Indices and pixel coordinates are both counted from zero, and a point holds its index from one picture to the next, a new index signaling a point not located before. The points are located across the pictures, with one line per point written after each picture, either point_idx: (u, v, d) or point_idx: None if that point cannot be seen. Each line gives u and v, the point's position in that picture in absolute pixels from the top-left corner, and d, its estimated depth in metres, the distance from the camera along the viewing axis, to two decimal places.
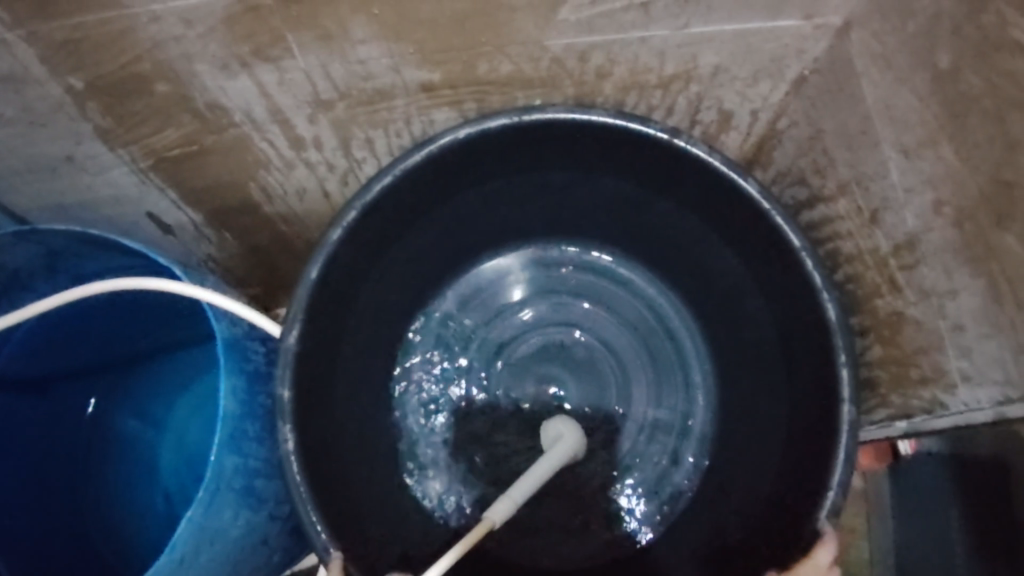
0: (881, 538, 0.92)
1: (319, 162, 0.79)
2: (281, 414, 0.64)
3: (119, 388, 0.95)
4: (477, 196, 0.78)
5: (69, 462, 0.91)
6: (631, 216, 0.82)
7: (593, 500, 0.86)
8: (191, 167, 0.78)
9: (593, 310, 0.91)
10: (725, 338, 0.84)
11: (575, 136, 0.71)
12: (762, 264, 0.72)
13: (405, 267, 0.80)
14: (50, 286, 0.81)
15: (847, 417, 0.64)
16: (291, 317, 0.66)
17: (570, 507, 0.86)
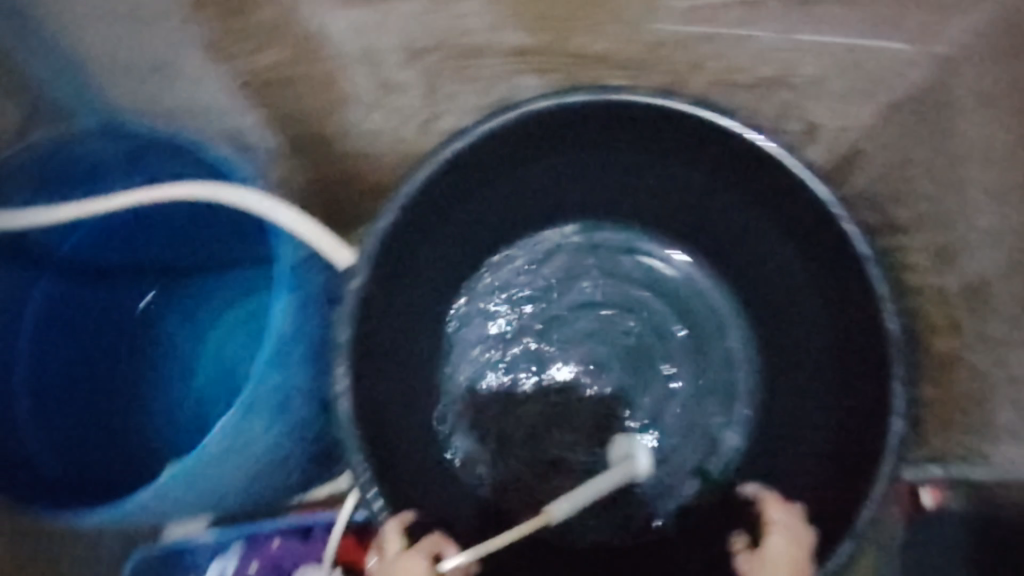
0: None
1: (402, 108, 0.80)
2: (338, 356, 0.67)
3: (172, 287, 0.94)
4: (550, 166, 0.79)
5: (114, 352, 0.92)
6: (702, 208, 0.81)
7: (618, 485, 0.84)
8: (281, 92, 0.80)
9: (646, 297, 0.89)
10: (776, 347, 0.83)
11: (663, 121, 0.71)
12: (829, 273, 0.72)
13: (468, 227, 0.80)
14: (125, 180, 0.82)
15: (896, 433, 0.64)
16: (359, 263, 0.68)
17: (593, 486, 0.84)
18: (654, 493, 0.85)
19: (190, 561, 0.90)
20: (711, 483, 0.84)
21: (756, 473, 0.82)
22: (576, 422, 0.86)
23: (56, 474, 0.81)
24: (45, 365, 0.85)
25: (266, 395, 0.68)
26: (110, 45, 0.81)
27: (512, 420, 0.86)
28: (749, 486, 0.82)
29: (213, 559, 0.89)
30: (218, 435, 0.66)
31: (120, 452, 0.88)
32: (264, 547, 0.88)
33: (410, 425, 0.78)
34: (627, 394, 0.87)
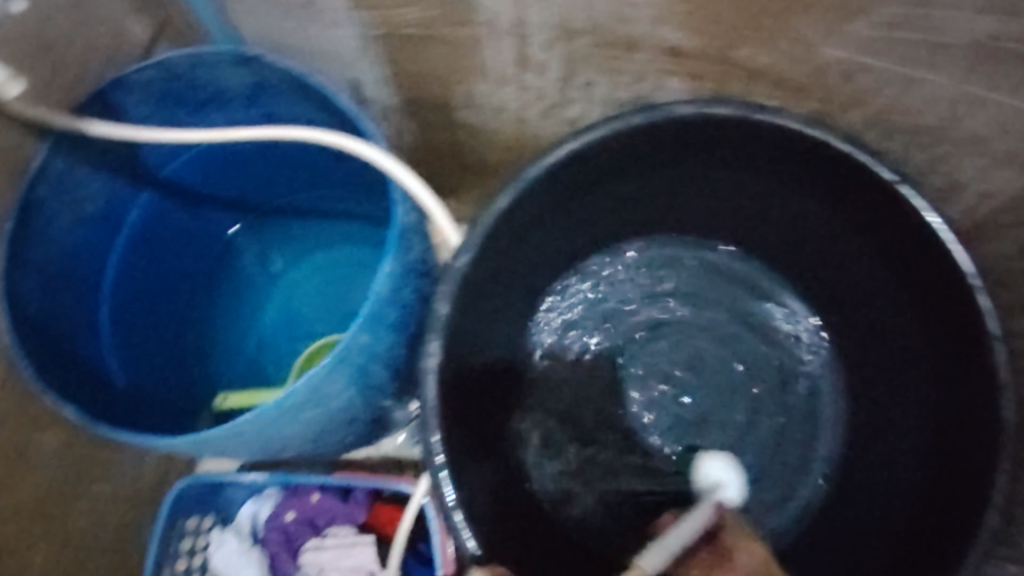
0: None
1: (533, 87, 0.78)
2: (433, 328, 0.65)
3: (260, 223, 0.97)
4: (673, 176, 0.76)
5: (194, 279, 0.93)
6: (817, 250, 0.78)
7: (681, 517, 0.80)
8: (415, 50, 0.77)
9: (740, 328, 0.85)
10: (869, 407, 0.79)
11: (804, 153, 0.68)
12: (944, 343, 0.68)
13: (578, 223, 0.78)
14: (242, 114, 0.83)
15: (988, 527, 0.60)
16: (471, 237, 0.67)
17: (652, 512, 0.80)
18: None
19: (224, 499, 0.87)
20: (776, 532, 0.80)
21: (832, 534, 0.78)
22: (638, 441, 0.83)
23: (126, 387, 0.81)
24: (130, 279, 0.86)
25: (351, 354, 0.67)
26: None
27: (580, 427, 0.83)
28: (814, 544, 0.79)
29: (248, 500, 0.86)
30: (302, 385, 0.65)
31: (185, 379, 0.90)
32: (304, 500, 0.84)
33: (485, 413, 0.75)
34: (701, 425, 0.83)
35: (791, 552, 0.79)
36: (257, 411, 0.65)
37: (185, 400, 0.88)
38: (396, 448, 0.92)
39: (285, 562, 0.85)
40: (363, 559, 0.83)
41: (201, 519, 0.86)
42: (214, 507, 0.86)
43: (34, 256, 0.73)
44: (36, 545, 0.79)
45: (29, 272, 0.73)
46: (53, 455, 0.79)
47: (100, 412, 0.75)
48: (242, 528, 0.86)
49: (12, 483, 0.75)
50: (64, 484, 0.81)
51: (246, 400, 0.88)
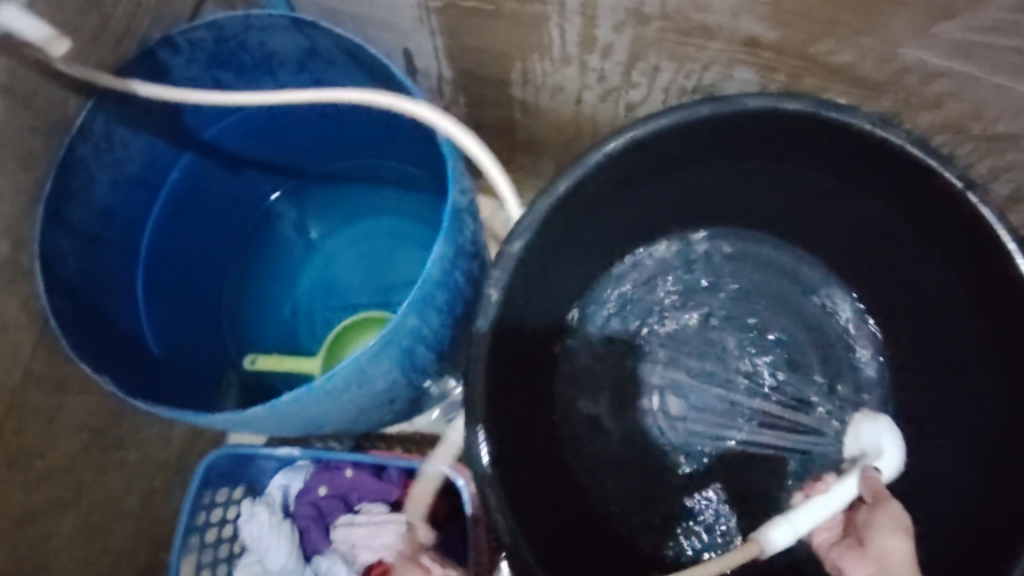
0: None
1: (595, 69, 0.75)
2: (485, 314, 0.64)
3: (296, 191, 0.95)
4: (734, 169, 0.74)
5: (227, 246, 0.92)
6: (874, 250, 0.76)
7: (713, 512, 0.80)
8: (475, 24, 0.74)
9: (785, 326, 0.84)
10: (915, 411, 0.78)
11: (870, 153, 0.66)
12: (1004, 357, 0.67)
13: (633, 213, 0.76)
14: (290, 79, 0.80)
15: None
16: (527, 222, 0.65)
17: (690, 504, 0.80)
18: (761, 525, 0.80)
19: (255, 471, 0.87)
20: None
21: None
22: (675, 434, 0.82)
23: (160, 357, 0.80)
24: (164, 247, 0.84)
25: (398, 337, 0.66)
26: None
27: (617, 416, 0.82)
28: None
29: (279, 473, 0.87)
30: (348, 367, 0.64)
31: (217, 344, 0.89)
32: (337, 475, 0.85)
33: (529, 398, 0.74)
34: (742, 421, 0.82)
35: None
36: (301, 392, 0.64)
37: (218, 369, 0.87)
38: (429, 424, 0.91)
39: (317, 538, 0.86)
40: (395, 538, 0.82)
41: (231, 492, 0.87)
42: (245, 478, 0.87)
43: (72, 215, 0.72)
44: (64, 511, 0.78)
45: (66, 230, 0.71)
46: (82, 421, 0.78)
47: (135, 384, 0.74)
48: (273, 501, 0.86)
49: (43, 448, 0.74)
50: (94, 451, 0.80)
51: (272, 365, 0.86)
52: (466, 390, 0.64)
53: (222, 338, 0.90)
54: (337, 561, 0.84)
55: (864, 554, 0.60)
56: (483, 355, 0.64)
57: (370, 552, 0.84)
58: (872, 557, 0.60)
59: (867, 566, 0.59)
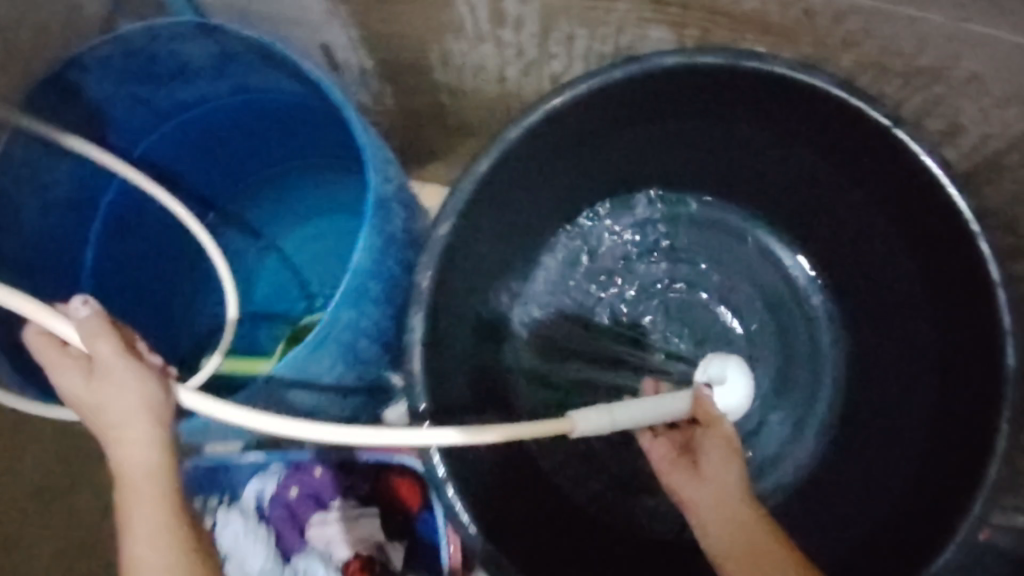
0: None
1: (511, 44, 0.75)
2: (417, 302, 0.63)
3: (237, 200, 0.94)
4: (661, 130, 0.73)
5: (176, 259, 0.91)
6: (813, 197, 0.76)
7: None
8: (384, 10, 0.74)
9: (733, 281, 0.84)
10: (872, 355, 0.77)
11: (790, 98, 0.65)
12: (946, 289, 0.66)
13: (565, 184, 0.76)
14: (211, 85, 0.79)
15: (993, 477, 0.60)
16: (448, 207, 0.64)
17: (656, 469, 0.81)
18: None
19: (229, 479, 0.88)
20: (776, 482, 0.80)
21: (838, 487, 0.76)
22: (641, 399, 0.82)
23: None
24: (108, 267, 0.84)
25: (334, 332, 0.65)
26: None
27: (574, 389, 0.82)
28: (813, 502, 0.77)
29: (253, 478, 0.87)
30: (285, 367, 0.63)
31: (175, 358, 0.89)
32: (308, 475, 0.86)
33: (475, 386, 0.74)
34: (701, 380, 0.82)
35: (797, 503, 0.78)
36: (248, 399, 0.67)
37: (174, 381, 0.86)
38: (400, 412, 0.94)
39: (292, 538, 0.86)
40: (370, 530, 0.84)
41: (206, 500, 0.87)
42: (220, 485, 0.88)
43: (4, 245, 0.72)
44: None
45: None
46: None
47: None
48: (248, 506, 0.86)
49: None
50: None
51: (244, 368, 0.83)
52: (406, 378, 0.64)
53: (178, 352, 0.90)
54: (314, 561, 0.83)
55: (702, 477, 0.62)
56: (420, 345, 0.64)
57: (345, 547, 0.83)
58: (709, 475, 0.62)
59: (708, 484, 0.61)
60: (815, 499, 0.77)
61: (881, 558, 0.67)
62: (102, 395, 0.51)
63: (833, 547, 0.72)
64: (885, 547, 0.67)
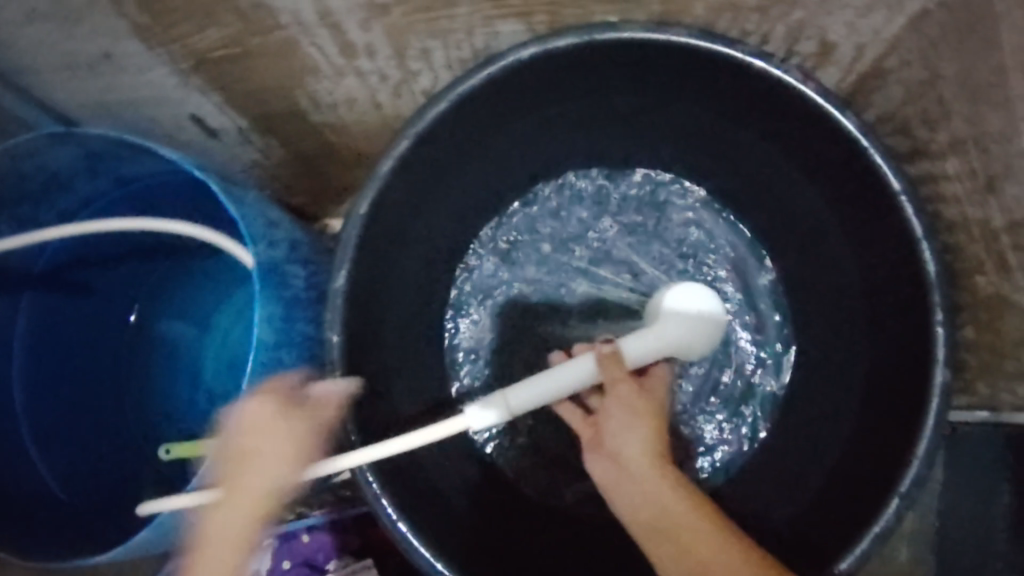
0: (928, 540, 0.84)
1: (371, 71, 0.72)
2: (331, 359, 0.62)
3: (157, 289, 0.87)
4: (541, 121, 0.70)
5: (111, 365, 0.86)
6: (713, 149, 0.74)
7: None
8: (236, 69, 0.72)
9: (658, 249, 0.83)
10: (805, 288, 0.76)
11: (652, 59, 0.64)
12: (855, 208, 0.65)
13: (463, 196, 0.74)
14: (89, 187, 0.76)
15: (941, 383, 0.59)
16: (340, 255, 0.62)
17: None
18: (702, 454, 0.80)
19: None
20: (746, 436, 0.79)
21: (801, 426, 0.75)
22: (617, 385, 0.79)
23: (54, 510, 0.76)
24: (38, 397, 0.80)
25: None
26: (25, 44, 0.69)
27: None
28: (784, 452, 0.75)
29: None
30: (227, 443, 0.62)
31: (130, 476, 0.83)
32: (297, 543, 0.85)
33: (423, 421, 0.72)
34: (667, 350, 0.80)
35: (768, 453, 0.77)
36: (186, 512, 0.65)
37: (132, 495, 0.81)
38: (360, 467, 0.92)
39: None
40: None
41: None
42: None
43: None
44: None
45: None
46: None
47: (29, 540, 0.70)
48: None
49: None
50: None
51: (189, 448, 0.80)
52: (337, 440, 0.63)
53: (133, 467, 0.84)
54: None
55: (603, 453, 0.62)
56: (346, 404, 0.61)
57: None
58: (610, 452, 0.62)
59: (607, 463, 0.62)
60: (782, 449, 0.76)
61: (851, 490, 0.65)
62: (257, 427, 0.58)
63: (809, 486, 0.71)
64: (853, 474, 0.66)
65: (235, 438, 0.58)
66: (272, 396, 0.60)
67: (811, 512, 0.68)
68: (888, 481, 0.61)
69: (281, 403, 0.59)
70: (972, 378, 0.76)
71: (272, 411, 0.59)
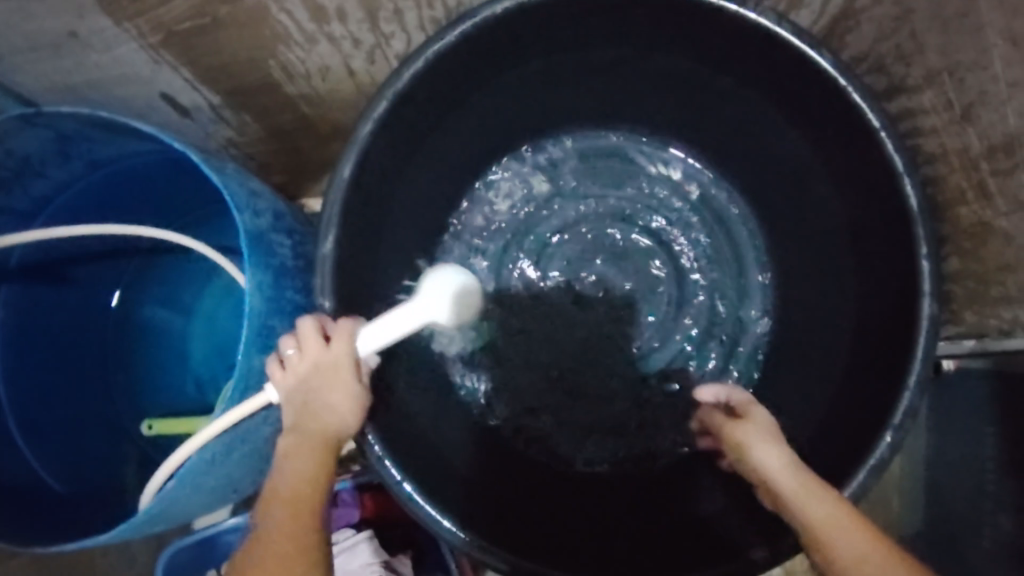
0: (909, 475, 0.86)
1: (343, 36, 0.71)
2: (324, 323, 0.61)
3: (139, 276, 0.87)
4: (519, 77, 0.70)
5: (95, 353, 0.85)
6: (691, 96, 0.74)
7: (646, 412, 0.82)
8: (206, 41, 0.70)
9: (640, 204, 0.85)
10: (792, 232, 0.77)
11: (630, 7, 0.63)
12: (838, 148, 0.65)
13: (448, 157, 0.74)
14: (61, 172, 0.74)
15: (928, 315, 0.60)
16: (325, 220, 0.61)
17: (621, 403, 0.82)
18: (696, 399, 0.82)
19: (223, 549, 0.84)
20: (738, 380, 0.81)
21: (794, 368, 0.76)
22: (606, 337, 0.83)
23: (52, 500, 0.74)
24: (23, 394, 0.78)
25: (254, 378, 0.63)
26: None
27: (519, 358, 0.82)
28: (779, 397, 0.76)
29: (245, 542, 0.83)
30: (162, 502, 0.60)
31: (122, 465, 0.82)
32: None
33: (416, 380, 0.73)
34: (653, 295, 0.84)
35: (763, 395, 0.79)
36: (191, 489, 0.64)
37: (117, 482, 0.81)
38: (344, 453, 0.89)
39: None
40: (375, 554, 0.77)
41: None
42: (214, 562, 0.84)
43: None
44: None
45: None
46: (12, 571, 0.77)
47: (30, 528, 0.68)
48: None
49: None
50: None
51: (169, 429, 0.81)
52: None
53: (126, 455, 0.83)
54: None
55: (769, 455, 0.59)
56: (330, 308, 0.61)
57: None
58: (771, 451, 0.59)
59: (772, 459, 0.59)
60: (777, 393, 0.77)
61: (846, 428, 0.65)
62: (317, 369, 0.58)
63: (806, 425, 0.71)
64: (848, 408, 0.67)
65: (309, 385, 0.58)
66: (310, 340, 0.58)
67: (810, 452, 0.69)
68: (878, 416, 0.62)
69: (284, 361, 0.59)
70: (961, 308, 0.79)
71: (307, 354, 0.58)
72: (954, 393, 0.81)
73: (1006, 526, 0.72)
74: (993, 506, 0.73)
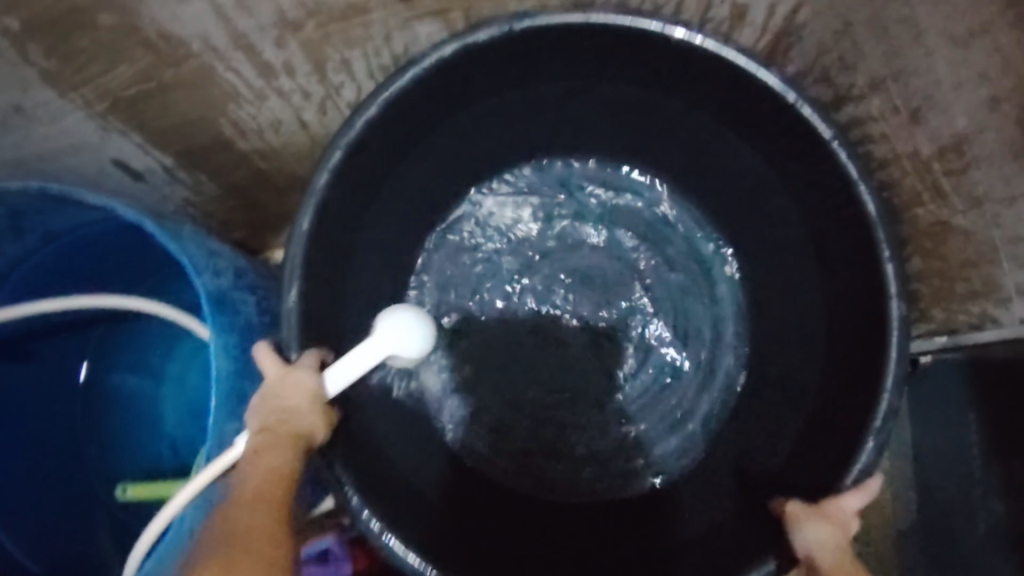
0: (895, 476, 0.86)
1: (292, 89, 0.71)
2: None
3: (104, 345, 0.85)
4: (472, 116, 0.70)
5: (65, 428, 0.82)
6: (644, 121, 0.74)
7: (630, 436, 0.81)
8: (155, 104, 0.70)
9: (606, 227, 0.85)
10: (757, 245, 0.77)
11: (576, 40, 0.63)
12: (794, 160, 0.66)
13: (408, 200, 0.74)
14: (16, 248, 0.72)
15: (898, 316, 0.60)
16: (288, 273, 0.60)
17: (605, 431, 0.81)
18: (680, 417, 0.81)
19: None
20: (718, 396, 0.81)
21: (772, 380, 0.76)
22: (584, 365, 0.82)
23: None
24: None
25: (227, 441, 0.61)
26: None
27: (496, 395, 0.82)
28: (761, 411, 0.76)
29: None
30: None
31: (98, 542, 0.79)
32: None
33: (394, 428, 0.71)
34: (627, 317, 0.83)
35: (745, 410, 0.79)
36: None
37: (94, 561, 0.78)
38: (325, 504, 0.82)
39: None
40: None
41: None
42: None
43: None
44: None
45: None
46: None
47: None
48: None
49: None
50: None
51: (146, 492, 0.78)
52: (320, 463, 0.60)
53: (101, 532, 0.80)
54: None
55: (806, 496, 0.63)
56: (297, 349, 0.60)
57: None
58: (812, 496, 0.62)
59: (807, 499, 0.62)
60: (759, 407, 0.77)
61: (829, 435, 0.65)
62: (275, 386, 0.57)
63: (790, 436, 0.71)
64: (829, 415, 0.66)
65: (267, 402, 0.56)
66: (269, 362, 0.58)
67: (796, 463, 0.68)
68: (858, 421, 0.62)
69: None
70: (928, 306, 0.79)
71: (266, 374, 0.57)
72: (931, 391, 0.82)
73: (993, 517, 0.72)
74: (982, 495, 0.73)
